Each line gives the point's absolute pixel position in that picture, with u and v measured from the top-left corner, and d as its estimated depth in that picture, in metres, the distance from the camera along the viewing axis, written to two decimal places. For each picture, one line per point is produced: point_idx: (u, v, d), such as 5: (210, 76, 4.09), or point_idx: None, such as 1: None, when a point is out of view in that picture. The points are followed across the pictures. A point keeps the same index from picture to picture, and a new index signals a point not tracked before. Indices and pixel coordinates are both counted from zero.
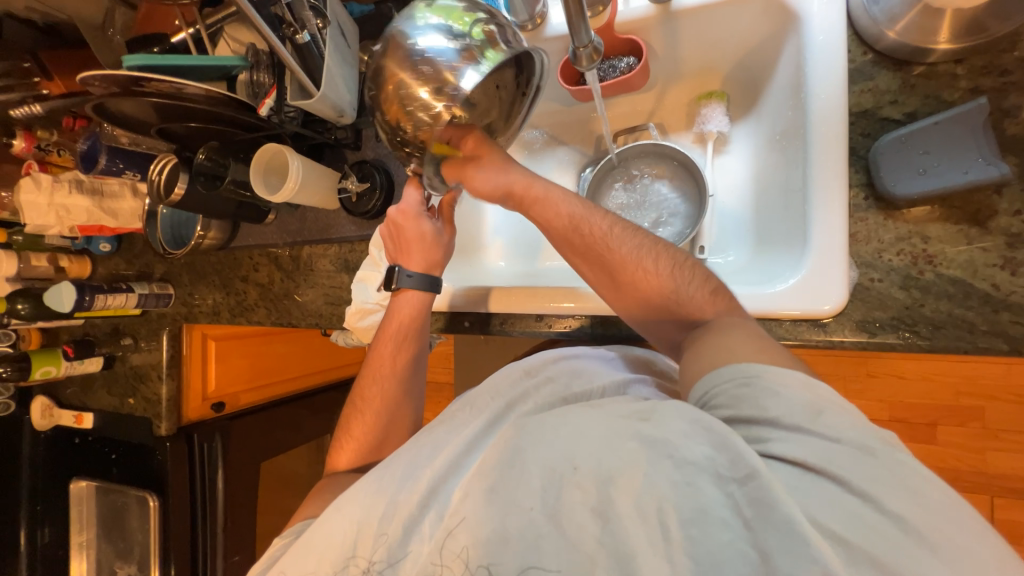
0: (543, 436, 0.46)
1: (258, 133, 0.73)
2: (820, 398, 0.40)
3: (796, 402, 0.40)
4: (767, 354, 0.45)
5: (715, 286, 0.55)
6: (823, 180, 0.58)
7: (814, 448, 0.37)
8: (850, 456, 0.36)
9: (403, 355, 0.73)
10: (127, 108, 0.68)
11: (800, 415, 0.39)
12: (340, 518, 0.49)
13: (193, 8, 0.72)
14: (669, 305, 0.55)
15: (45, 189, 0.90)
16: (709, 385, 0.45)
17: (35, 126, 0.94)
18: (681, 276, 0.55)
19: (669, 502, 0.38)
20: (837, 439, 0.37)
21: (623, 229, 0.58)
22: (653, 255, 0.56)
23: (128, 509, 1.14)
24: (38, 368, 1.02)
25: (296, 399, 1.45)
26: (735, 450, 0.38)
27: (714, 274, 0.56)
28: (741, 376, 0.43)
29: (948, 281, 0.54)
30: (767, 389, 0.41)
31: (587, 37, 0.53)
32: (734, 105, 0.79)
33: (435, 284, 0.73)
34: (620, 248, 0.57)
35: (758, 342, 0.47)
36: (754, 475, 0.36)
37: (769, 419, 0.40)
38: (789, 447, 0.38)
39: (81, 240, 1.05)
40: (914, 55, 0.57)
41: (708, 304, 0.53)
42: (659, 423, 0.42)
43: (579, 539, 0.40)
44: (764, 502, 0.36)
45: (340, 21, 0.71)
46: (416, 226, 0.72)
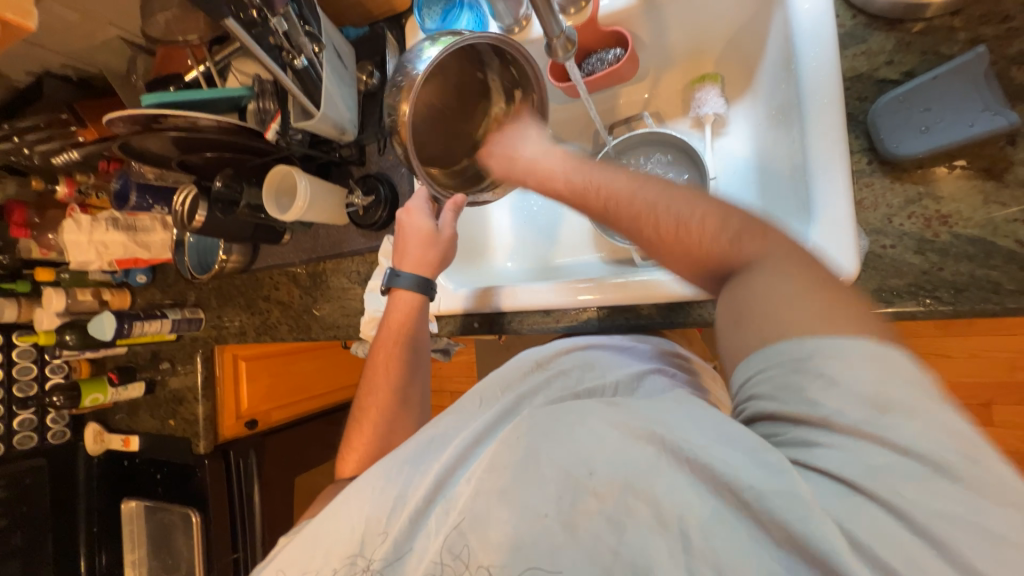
0: (558, 437, 0.44)
1: (268, 157, 0.78)
2: (893, 383, 0.32)
3: (858, 394, 0.32)
4: (827, 319, 0.35)
5: (757, 225, 0.41)
6: (821, 149, 0.56)
7: (868, 459, 0.31)
8: (911, 473, 0.30)
9: (397, 360, 0.75)
10: (149, 145, 0.74)
11: (857, 411, 0.32)
12: (349, 513, 0.51)
13: (203, 47, 0.78)
14: (698, 258, 0.42)
15: (85, 228, 0.97)
16: (752, 370, 0.37)
17: (74, 172, 1.02)
18: (701, 216, 0.42)
19: (692, 512, 0.36)
20: (909, 453, 0.30)
21: (633, 177, 0.48)
22: (655, 198, 0.45)
23: (174, 526, 1.20)
24: (87, 396, 1.11)
25: (325, 415, 1.49)
26: (769, 465, 0.34)
27: (754, 214, 0.41)
28: (791, 362, 0.35)
29: (967, 241, 0.52)
30: (821, 378, 0.33)
31: (558, 28, 0.55)
32: (729, 86, 0.78)
33: (428, 287, 0.76)
34: (632, 194, 0.46)
35: (815, 306, 0.35)
36: (789, 489, 0.32)
37: (817, 420, 0.33)
38: (839, 460, 0.32)
39: (120, 274, 1.13)
40: (907, 13, 0.56)
41: (750, 250, 0.40)
42: (685, 431, 0.39)
43: (596, 549, 0.39)
44: (794, 522, 0.32)
45: (336, 45, 0.74)
46: (415, 226, 0.75)
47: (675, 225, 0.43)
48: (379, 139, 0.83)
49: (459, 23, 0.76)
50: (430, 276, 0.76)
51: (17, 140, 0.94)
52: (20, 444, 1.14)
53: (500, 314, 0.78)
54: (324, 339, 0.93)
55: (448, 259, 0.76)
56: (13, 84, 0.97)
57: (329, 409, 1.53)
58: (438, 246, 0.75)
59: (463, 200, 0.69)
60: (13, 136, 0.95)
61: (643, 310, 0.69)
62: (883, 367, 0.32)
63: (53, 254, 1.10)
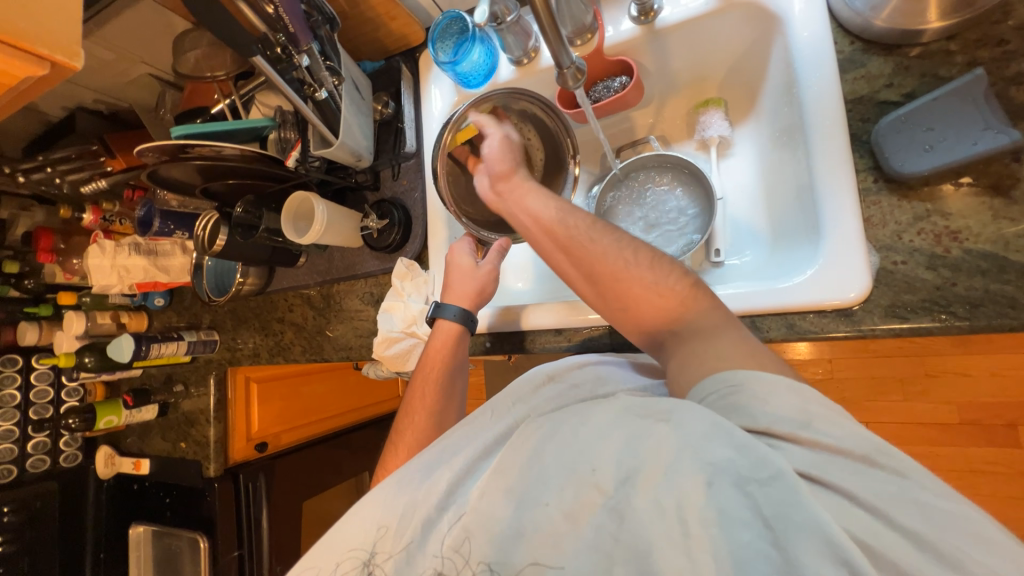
0: (560, 436, 0.45)
1: (287, 183, 0.81)
2: (812, 402, 0.40)
3: (789, 409, 0.39)
4: (755, 361, 0.45)
5: (694, 280, 0.54)
6: (828, 169, 0.58)
7: (813, 456, 0.37)
8: (850, 467, 0.36)
9: (432, 387, 0.74)
10: (175, 173, 0.77)
11: (793, 418, 0.39)
12: (360, 520, 0.53)
13: (229, 82, 0.82)
14: (648, 302, 0.54)
15: (109, 253, 1.01)
16: (704, 391, 0.44)
17: (101, 200, 1.06)
18: (659, 273, 0.54)
19: (691, 498, 0.36)
20: (844, 451, 0.37)
21: (597, 228, 0.59)
22: (627, 252, 0.57)
23: (181, 551, 1.18)
24: (101, 418, 1.12)
25: (334, 438, 1.49)
26: (758, 453, 0.36)
27: (691, 270, 0.55)
28: (728, 384, 0.43)
29: (979, 256, 0.52)
30: (755, 398, 0.41)
31: (569, 59, 0.58)
32: (733, 110, 0.80)
33: (470, 319, 0.76)
34: (601, 241, 0.58)
35: (745, 351, 0.46)
36: (779, 477, 0.35)
37: (764, 428, 0.39)
38: (801, 458, 0.37)
39: (139, 297, 1.15)
40: (904, 39, 0.58)
41: (689, 299, 0.52)
42: (680, 420, 0.39)
43: (599, 540, 0.39)
44: (789, 507, 0.34)
45: (354, 78, 0.78)
46: (461, 263, 0.78)
47: (641, 278, 0.54)
48: (393, 165, 0.86)
49: (470, 56, 0.77)
50: (472, 309, 0.76)
51: (49, 170, 0.98)
52: (32, 468, 1.14)
53: (514, 333, 0.79)
54: (336, 360, 0.94)
55: (487, 293, 0.77)
56: (47, 118, 1.02)
57: (338, 432, 1.52)
58: (478, 280, 0.77)
59: (509, 242, 0.78)
60: (46, 167, 0.98)
61: None
62: (801, 396, 0.40)
63: (75, 279, 1.13)
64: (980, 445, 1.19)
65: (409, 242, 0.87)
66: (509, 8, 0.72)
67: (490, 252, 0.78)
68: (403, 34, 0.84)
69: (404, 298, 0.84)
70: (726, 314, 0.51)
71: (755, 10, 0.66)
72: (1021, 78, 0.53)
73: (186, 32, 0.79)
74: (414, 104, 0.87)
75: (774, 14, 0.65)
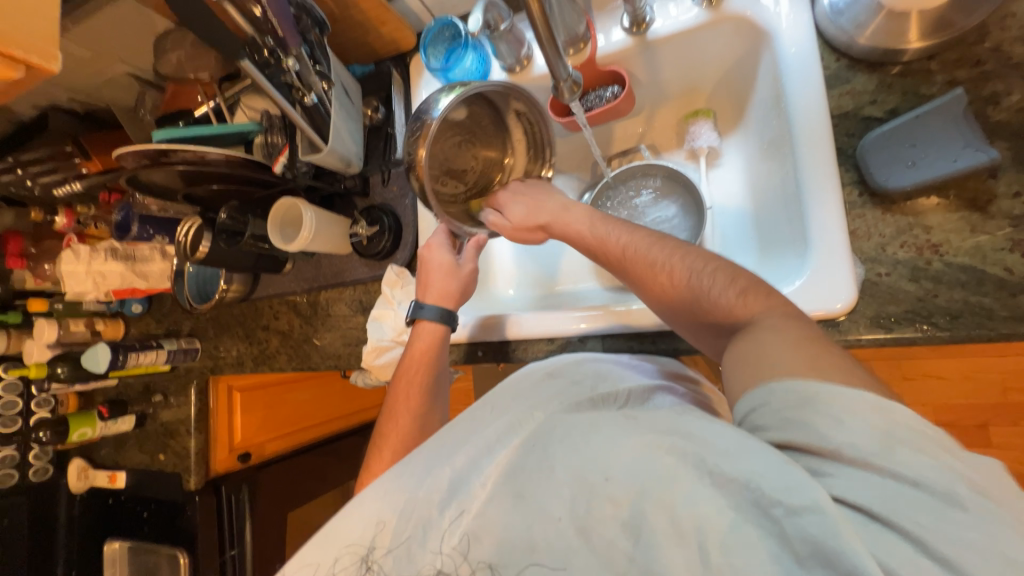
0: (576, 444, 0.46)
1: (273, 188, 0.79)
2: (894, 426, 0.36)
3: (863, 436, 0.36)
4: (817, 369, 0.40)
5: (747, 284, 0.52)
6: (816, 180, 0.59)
7: (878, 492, 0.34)
8: (924, 506, 0.32)
9: (415, 387, 0.73)
10: (157, 178, 0.75)
11: (866, 445, 0.35)
12: (360, 514, 0.52)
13: (214, 84, 0.80)
14: (696, 307, 0.54)
15: (83, 258, 0.96)
16: (757, 401, 0.42)
17: (75, 203, 1.03)
18: (705, 279, 0.54)
19: (712, 521, 0.36)
20: (919, 484, 0.33)
21: (647, 241, 0.61)
22: (676, 260, 0.58)
23: (160, 567, 1.15)
24: (75, 431, 1.08)
25: (320, 446, 1.46)
26: (797, 479, 0.35)
27: (744, 273, 0.53)
28: (796, 398, 0.39)
29: (959, 269, 0.54)
30: (831, 418, 0.37)
31: (565, 72, 0.58)
32: (721, 120, 0.82)
33: (451, 318, 0.76)
34: (647, 255, 0.60)
35: (807, 352, 0.42)
36: (817, 510, 0.33)
37: (827, 450, 0.36)
38: (850, 487, 0.34)
39: (115, 303, 1.11)
40: (886, 57, 0.59)
41: (738, 304, 0.51)
42: (700, 437, 0.41)
43: (609, 554, 0.40)
44: (825, 538, 0.32)
45: (343, 82, 0.77)
46: (438, 258, 0.77)
47: (687, 282, 0.55)
48: (382, 171, 0.85)
49: (463, 63, 0.77)
50: (453, 308, 0.76)
51: (20, 171, 0.95)
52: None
53: (504, 342, 0.78)
54: (324, 369, 0.92)
55: (468, 293, 0.77)
56: (16, 116, 0.98)
57: (323, 440, 1.50)
58: (461, 279, 0.77)
59: (485, 237, 0.77)
60: (16, 167, 0.95)
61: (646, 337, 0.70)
62: (885, 420, 0.36)
63: (47, 285, 1.09)
64: (954, 445, 1.23)
65: (400, 249, 0.86)
66: (502, 16, 0.72)
67: (470, 248, 0.78)
68: (394, 38, 0.83)
69: (395, 305, 0.83)
70: (793, 313, 0.47)
71: (745, 24, 0.68)
72: (997, 98, 0.55)
73: (168, 33, 0.76)
74: (405, 109, 0.86)
75: (763, 28, 0.66)
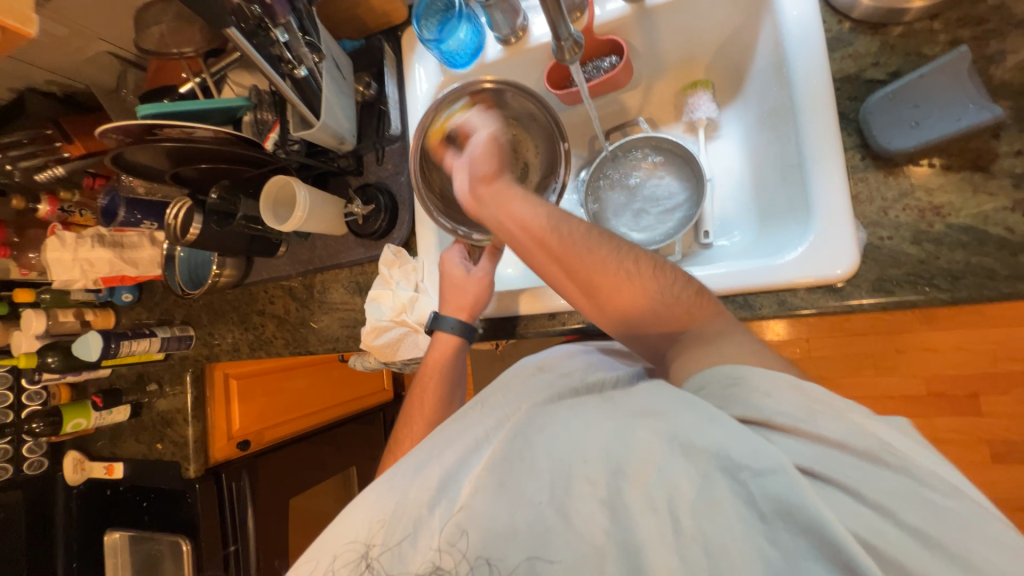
0: (551, 429, 0.45)
1: (265, 167, 0.77)
2: (819, 395, 0.39)
3: (791, 406, 0.39)
4: (753, 358, 0.45)
5: (696, 288, 0.54)
6: (818, 145, 0.59)
7: (814, 451, 0.36)
8: (852, 464, 0.35)
9: (431, 397, 0.74)
10: (141, 157, 0.72)
11: (793, 412, 0.38)
12: (355, 517, 0.51)
13: (199, 59, 0.77)
14: (653, 314, 0.53)
15: (69, 246, 0.93)
16: (699, 381, 0.45)
17: (58, 189, 0.98)
18: (661, 282, 0.54)
19: (683, 492, 0.36)
20: (843, 446, 0.36)
21: (594, 235, 0.56)
22: (627, 260, 0.55)
23: (162, 556, 1.15)
24: (68, 422, 1.05)
25: (318, 434, 1.46)
26: (752, 443, 0.36)
27: (692, 277, 0.55)
28: (728, 377, 0.43)
29: (961, 230, 0.54)
30: (758, 392, 0.40)
31: (567, 31, 0.57)
32: (719, 91, 0.81)
33: (466, 331, 0.75)
34: (597, 253, 0.55)
35: (744, 350, 0.46)
36: (777, 470, 0.34)
37: (767, 419, 0.39)
38: (799, 451, 0.36)
39: (105, 292, 1.08)
40: (889, 17, 0.59)
41: (691, 308, 0.52)
42: (671, 415, 0.40)
43: (589, 533, 0.39)
44: (789, 496, 0.33)
45: (334, 55, 0.74)
46: (453, 272, 0.76)
47: (640, 287, 0.54)
48: (376, 149, 0.83)
49: (457, 34, 0.75)
50: (469, 319, 0.75)
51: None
52: None
53: (503, 319, 0.78)
54: (321, 352, 0.91)
55: (481, 303, 0.75)
56: None
57: (321, 428, 1.49)
58: (472, 290, 0.75)
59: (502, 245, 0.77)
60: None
61: None
62: (803, 396, 0.39)
63: (33, 274, 1.06)
64: (946, 415, 1.26)
65: (396, 228, 0.84)
66: None
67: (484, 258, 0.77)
68: (385, 11, 0.81)
69: (393, 285, 0.81)
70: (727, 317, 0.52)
71: None
72: (1000, 57, 0.55)
73: (148, 4, 0.72)
74: (398, 85, 0.84)
75: None
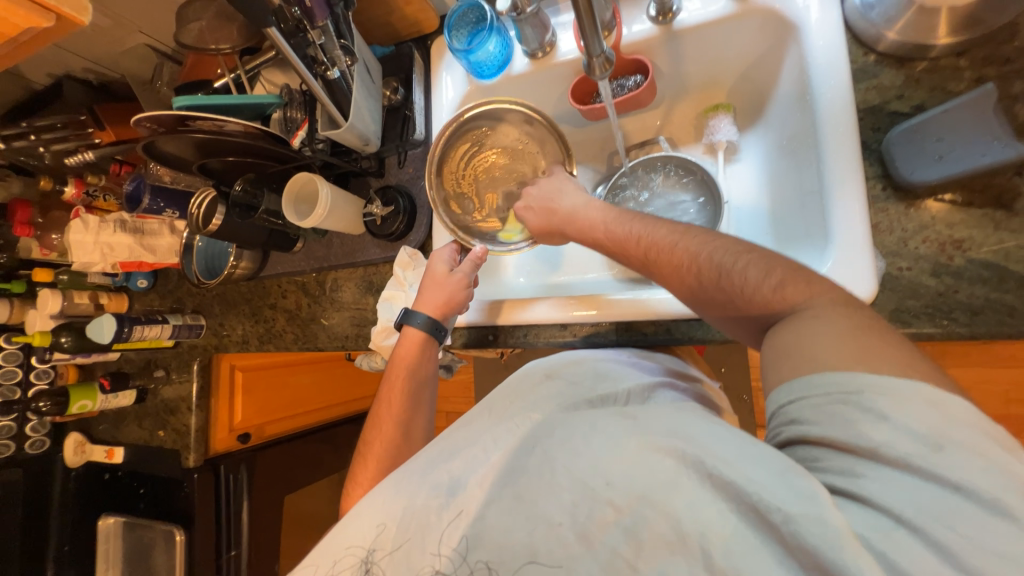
0: (573, 446, 0.45)
1: (289, 164, 0.79)
2: (951, 426, 0.32)
3: (910, 434, 0.33)
4: (865, 361, 0.37)
5: (791, 269, 0.47)
6: (839, 174, 0.59)
7: (916, 495, 0.31)
8: (967, 513, 0.30)
9: (395, 395, 0.73)
10: (172, 148, 0.74)
11: (907, 445, 0.32)
12: (360, 522, 0.51)
13: (234, 56, 0.79)
14: (739, 304, 0.49)
15: (92, 228, 0.96)
16: (796, 392, 0.39)
17: (85, 173, 1.02)
18: (746, 265, 0.49)
19: (714, 528, 0.35)
20: (959, 489, 0.31)
21: (670, 233, 0.57)
22: (708, 248, 0.53)
23: (154, 545, 1.15)
24: (75, 402, 1.06)
25: (317, 431, 1.46)
26: (798, 488, 0.33)
27: (783, 258, 0.49)
28: (838, 393, 0.36)
29: (981, 265, 0.54)
30: (872, 412, 0.34)
31: (599, 48, 0.58)
32: (739, 115, 0.82)
33: (437, 327, 0.75)
34: (669, 250, 0.56)
35: (850, 339, 0.39)
36: (824, 521, 0.31)
37: (865, 449, 0.34)
38: (881, 490, 0.32)
39: (121, 277, 1.10)
40: (914, 52, 0.60)
41: (782, 290, 0.46)
42: (701, 442, 0.39)
43: (610, 560, 0.38)
44: (825, 551, 0.31)
45: (366, 60, 0.77)
46: (434, 271, 0.76)
47: (720, 274, 0.50)
48: (399, 152, 0.85)
49: (486, 45, 0.77)
50: (439, 317, 0.75)
51: (32, 137, 0.92)
52: None
53: (514, 327, 0.78)
54: (330, 349, 0.92)
55: (455, 302, 0.75)
56: (30, 84, 0.96)
57: (319, 426, 1.49)
58: (448, 289, 0.75)
59: (484, 253, 0.76)
60: (29, 133, 0.92)
61: (660, 326, 0.69)
62: (942, 415, 0.33)
63: (53, 255, 1.07)
64: None
65: (413, 231, 0.85)
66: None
67: (466, 262, 0.77)
68: (416, 20, 0.83)
69: (406, 287, 0.82)
70: (842, 298, 0.43)
71: (772, 19, 0.68)
72: None
73: (190, 1, 0.75)
74: (425, 92, 0.86)
75: (790, 22, 0.66)
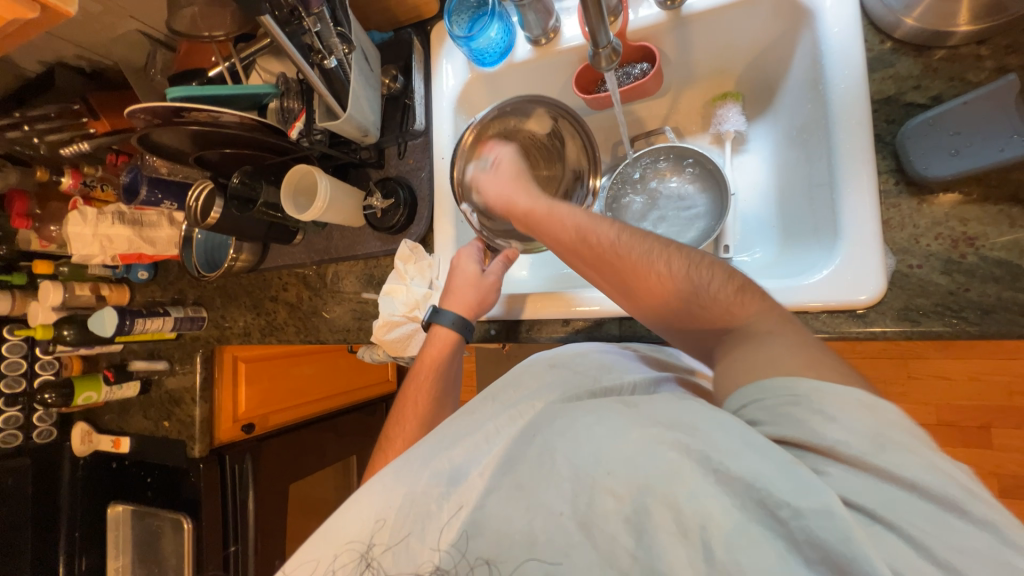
0: (575, 434, 0.44)
1: (287, 156, 0.77)
2: (888, 427, 0.36)
3: (854, 432, 0.36)
4: (814, 367, 0.41)
5: (741, 282, 0.50)
6: (851, 168, 0.58)
7: (877, 490, 0.34)
8: (922, 510, 0.33)
9: (424, 396, 0.73)
10: (166, 139, 0.73)
11: (857, 443, 0.35)
12: (358, 513, 0.51)
13: (229, 44, 0.77)
14: (695, 313, 0.51)
15: (90, 221, 0.94)
16: (750, 396, 0.41)
17: (81, 163, 1.00)
18: (704, 275, 0.51)
19: (715, 519, 0.35)
20: None
21: (627, 235, 0.55)
22: (665, 255, 0.53)
23: (162, 532, 1.17)
24: (79, 393, 1.07)
25: (320, 421, 1.47)
26: (801, 481, 0.34)
27: (736, 270, 0.51)
28: (787, 394, 0.39)
29: (994, 263, 0.52)
30: (820, 414, 0.37)
31: (606, 38, 0.56)
32: (748, 106, 0.80)
33: (466, 328, 0.74)
34: (629, 253, 0.54)
35: (802, 353, 0.42)
36: (824, 511, 0.33)
37: (823, 447, 0.36)
38: (847, 484, 0.34)
39: (121, 268, 1.09)
40: (933, 40, 0.57)
41: (736, 304, 0.49)
42: (704, 432, 0.39)
43: (613, 553, 0.38)
44: (833, 544, 0.32)
45: (364, 47, 0.74)
46: (465, 269, 0.75)
47: (678, 283, 0.51)
48: (399, 143, 0.83)
49: (488, 32, 0.74)
50: (470, 318, 0.74)
51: (26, 128, 0.92)
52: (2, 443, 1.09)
53: (517, 322, 0.77)
54: (331, 342, 0.92)
55: (486, 303, 0.75)
56: (23, 72, 0.94)
57: (322, 416, 1.50)
58: (479, 289, 0.74)
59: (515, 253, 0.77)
60: (22, 124, 0.92)
61: None
62: (873, 416, 0.36)
63: (52, 247, 1.06)
64: (954, 444, 1.23)
65: (414, 223, 0.84)
66: None
67: (495, 262, 0.76)
68: (416, 4, 0.80)
69: (407, 280, 0.81)
70: (781, 313, 0.48)
71: (785, 4, 0.65)
72: None
73: None
74: (425, 80, 0.84)
75: (804, 7, 0.64)
